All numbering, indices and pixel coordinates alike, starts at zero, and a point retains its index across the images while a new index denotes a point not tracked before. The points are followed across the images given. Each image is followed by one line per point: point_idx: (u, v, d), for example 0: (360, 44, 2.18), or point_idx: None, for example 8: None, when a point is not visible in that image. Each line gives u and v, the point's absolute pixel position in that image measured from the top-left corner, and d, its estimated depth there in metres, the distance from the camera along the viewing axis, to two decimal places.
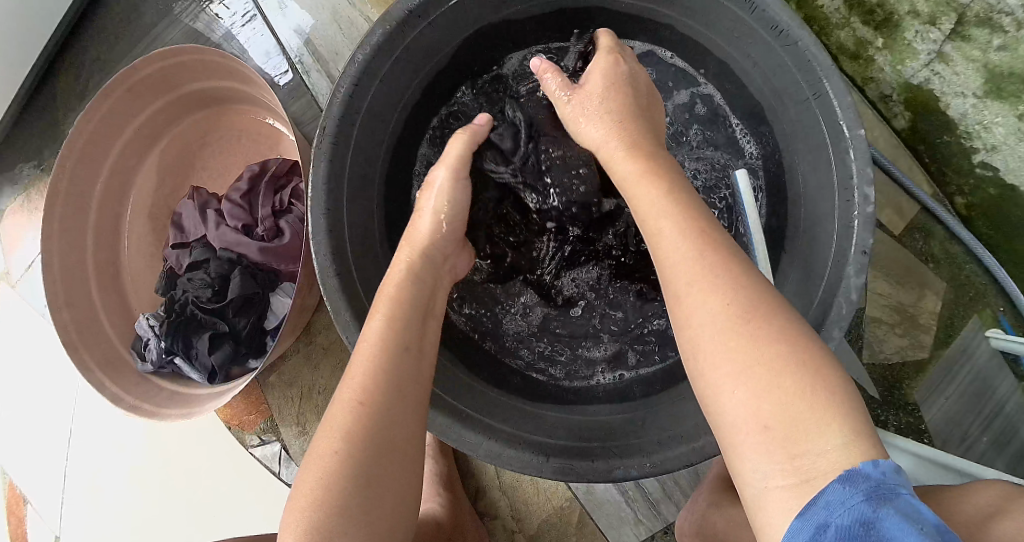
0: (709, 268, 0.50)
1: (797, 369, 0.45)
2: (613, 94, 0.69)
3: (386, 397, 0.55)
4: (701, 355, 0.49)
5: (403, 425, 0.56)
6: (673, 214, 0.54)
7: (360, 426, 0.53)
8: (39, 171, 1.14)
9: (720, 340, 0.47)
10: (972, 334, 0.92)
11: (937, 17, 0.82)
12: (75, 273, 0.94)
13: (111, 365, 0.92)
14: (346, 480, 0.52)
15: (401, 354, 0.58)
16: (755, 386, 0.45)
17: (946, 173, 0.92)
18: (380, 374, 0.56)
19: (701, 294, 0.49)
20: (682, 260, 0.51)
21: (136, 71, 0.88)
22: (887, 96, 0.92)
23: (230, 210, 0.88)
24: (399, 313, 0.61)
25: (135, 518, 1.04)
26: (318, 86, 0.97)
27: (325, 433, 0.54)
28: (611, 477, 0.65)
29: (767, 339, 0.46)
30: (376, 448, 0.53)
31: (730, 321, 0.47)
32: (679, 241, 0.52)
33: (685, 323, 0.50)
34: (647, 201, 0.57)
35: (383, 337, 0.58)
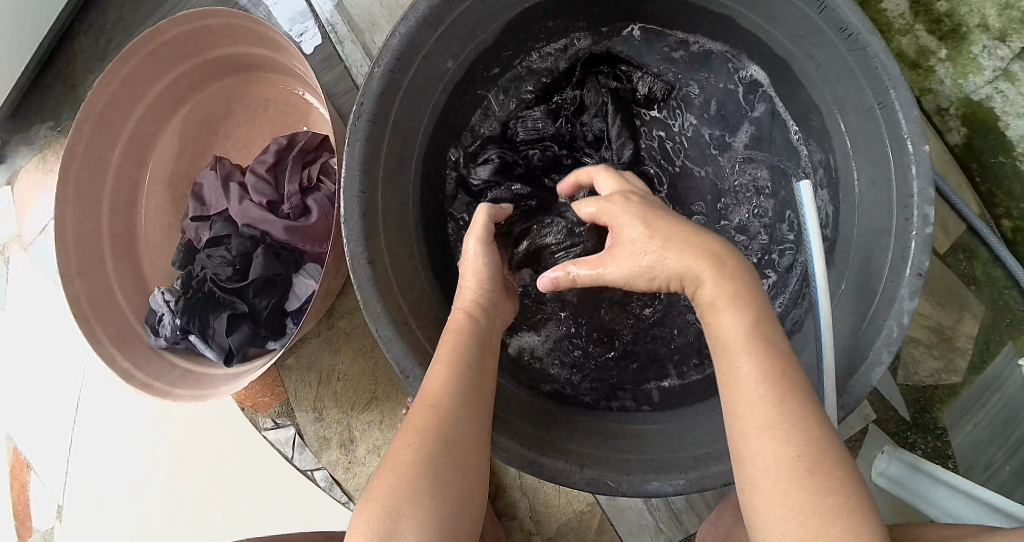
0: (785, 414, 0.46)
1: (845, 520, 0.42)
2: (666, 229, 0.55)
3: (459, 400, 0.56)
4: (752, 489, 0.46)
5: (472, 434, 0.55)
6: (752, 348, 0.49)
7: (433, 420, 0.54)
8: (55, 133, 1.10)
9: (776, 486, 0.45)
10: (1006, 361, 0.90)
11: (1008, 33, 0.79)
12: (88, 241, 0.91)
13: (124, 339, 0.89)
14: (417, 469, 0.51)
15: (471, 362, 0.59)
16: (806, 535, 0.43)
17: (996, 195, 0.89)
18: (450, 378, 0.57)
19: (766, 438, 0.46)
20: (755, 402, 0.47)
21: (161, 34, 0.84)
22: (943, 109, 0.89)
23: (254, 183, 0.82)
24: (465, 334, 0.62)
25: (140, 493, 1.02)
26: (352, 59, 0.92)
27: (401, 434, 0.54)
28: (642, 490, 0.64)
29: (824, 490, 0.44)
30: (447, 443, 0.53)
31: (792, 471, 0.45)
32: (755, 387, 0.48)
33: (745, 455, 0.47)
34: (730, 328, 0.51)
35: (456, 349, 0.60)
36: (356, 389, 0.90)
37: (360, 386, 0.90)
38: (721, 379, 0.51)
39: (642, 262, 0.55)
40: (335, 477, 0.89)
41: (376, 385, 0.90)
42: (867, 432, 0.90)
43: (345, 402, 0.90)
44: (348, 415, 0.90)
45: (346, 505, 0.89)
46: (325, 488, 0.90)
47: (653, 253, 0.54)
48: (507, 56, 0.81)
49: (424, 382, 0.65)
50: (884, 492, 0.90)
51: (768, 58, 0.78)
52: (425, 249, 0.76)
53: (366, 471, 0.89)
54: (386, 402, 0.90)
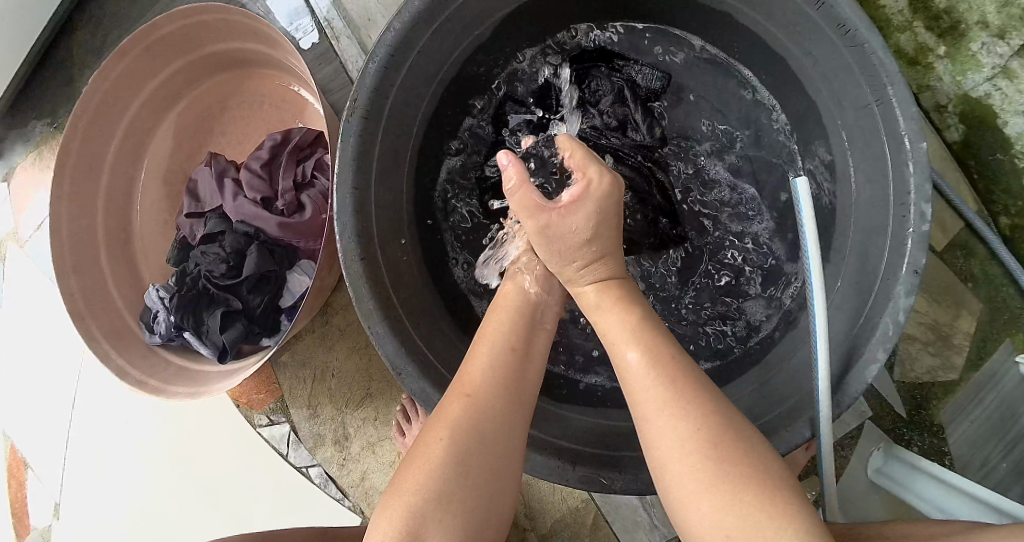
0: (679, 394, 0.51)
1: (757, 487, 0.46)
2: (603, 230, 0.63)
3: (496, 397, 0.55)
4: (665, 472, 0.50)
5: (510, 426, 0.55)
6: (636, 340, 0.56)
7: (468, 416, 0.53)
8: (52, 129, 1.10)
9: (683, 461, 0.49)
10: (1002, 358, 0.90)
11: (1008, 30, 0.79)
12: (84, 238, 0.90)
13: (120, 336, 0.89)
14: (448, 465, 0.51)
15: (511, 359, 0.59)
16: (718, 502, 0.46)
17: (994, 192, 0.89)
18: (488, 374, 0.56)
19: (668, 414, 0.51)
20: (648, 386, 0.53)
21: (156, 30, 0.84)
22: (942, 106, 0.88)
23: (249, 180, 0.82)
24: (505, 328, 0.61)
25: (138, 489, 1.02)
26: (347, 54, 0.92)
27: (434, 419, 0.54)
28: (635, 488, 0.63)
29: (729, 461, 0.47)
30: (481, 440, 0.52)
31: (697, 445, 0.49)
32: (646, 367, 0.54)
33: (650, 439, 0.51)
34: (615, 326, 0.59)
35: (496, 345, 0.59)
36: (351, 385, 0.90)
37: (354, 383, 0.90)
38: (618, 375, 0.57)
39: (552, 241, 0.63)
40: (330, 474, 0.90)
41: (370, 382, 0.90)
42: (862, 429, 0.91)
43: (339, 398, 0.90)
44: (343, 412, 0.90)
45: (341, 502, 0.89)
46: (320, 485, 0.90)
47: (563, 246, 0.63)
48: (500, 57, 0.81)
49: (418, 380, 0.65)
50: (879, 489, 0.90)
51: (765, 54, 0.77)
52: (419, 245, 0.76)
53: (361, 467, 0.89)
54: (380, 398, 0.90)
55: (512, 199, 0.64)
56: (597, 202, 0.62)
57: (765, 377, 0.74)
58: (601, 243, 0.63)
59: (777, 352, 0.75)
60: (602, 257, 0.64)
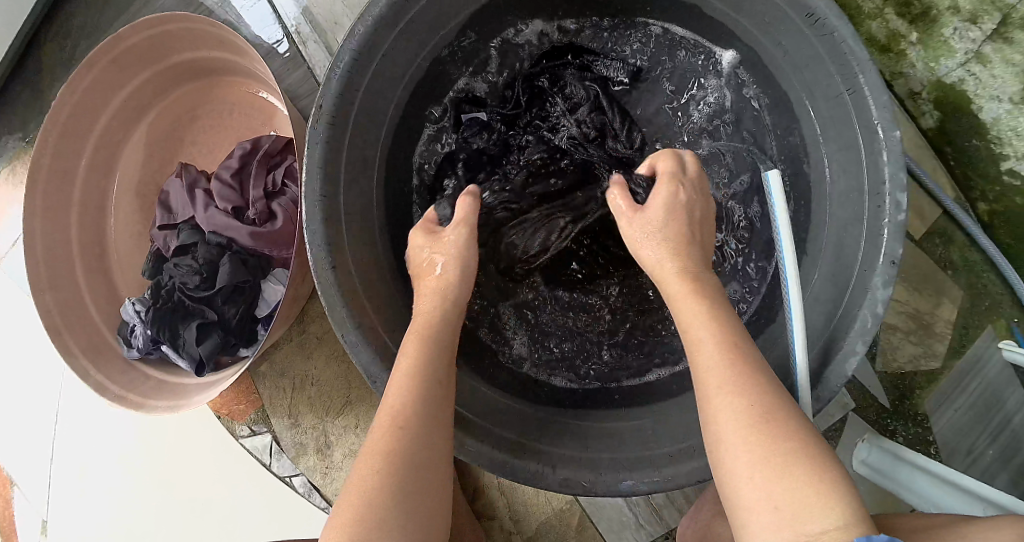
0: (739, 373, 0.51)
1: (807, 462, 0.45)
2: (679, 224, 0.62)
3: (424, 421, 0.54)
4: (722, 447, 0.49)
5: (437, 453, 0.54)
6: (705, 319, 0.55)
7: (398, 446, 0.52)
8: (24, 143, 1.08)
9: (737, 435, 0.48)
10: (985, 344, 0.90)
11: (980, 15, 0.78)
12: (58, 254, 0.89)
13: (97, 350, 0.88)
14: (385, 502, 0.49)
15: (433, 378, 0.57)
16: (769, 473, 0.46)
17: (971, 177, 0.89)
18: (410, 398, 0.55)
19: (725, 390, 0.50)
20: (712, 363, 0.52)
21: (122, 40, 0.83)
22: (916, 93, 0.88)
23: (219, 190, 0.81)
24: (424, 345, 0.60)
25: (124, 504, 1.01)
26: (315, 58, 0.91)
27: (365, 455, 0.52)
28: (616, 489, 0.63)
29: (778, 437, 0.47)
30: (412, 468, 0.52)
31: (750, 421, 0.48)
32: (713, 345, 0.53)
33: (709, 415, 0.51)
34: (688, 304, 0.57)
35: (414, 364, 0.58)
36: (331, 393, 0.89)
37: (334, 391, 0.89)
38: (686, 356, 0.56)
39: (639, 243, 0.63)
40: (314, 483, 0.89)
41: (350, 390, 0.89)
42: (846, 421, 0.90)
43: (320, 407, 0.89)
44: (324, 421, 0.89)
45: (326, 510, 0.89)
46: (305, 494, 0.89)
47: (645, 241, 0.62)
48: (468, 53, 0.79)
49: None
50: (866, 480, 0.90)
51: (735, 47, 0.77)
52: (392, 251, 0.75)
53: (344, 476, 0.89)
54: (360, 406, 0.89)
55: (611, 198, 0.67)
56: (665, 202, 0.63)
57: None
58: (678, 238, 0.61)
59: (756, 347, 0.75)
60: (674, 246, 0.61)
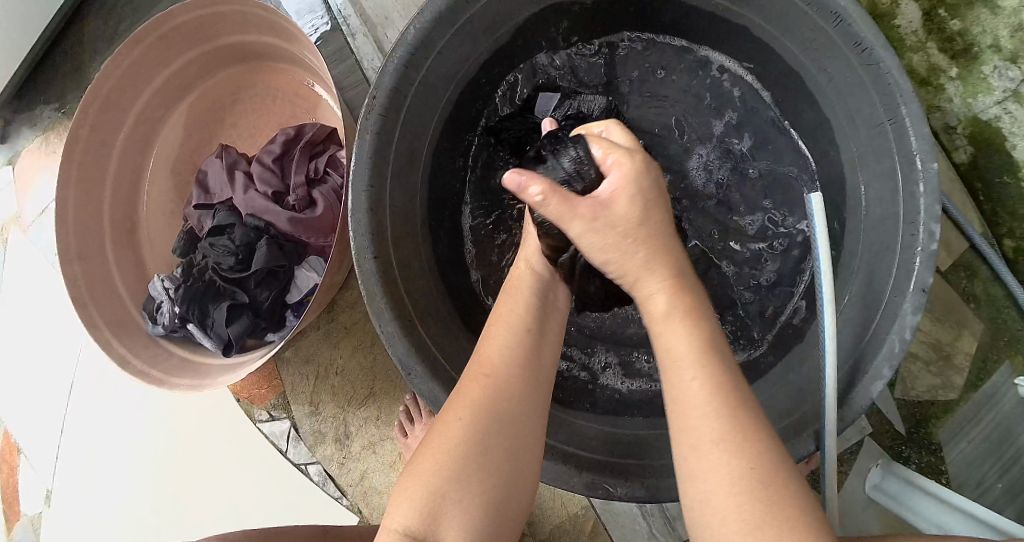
0: (739, 438, 0.46)
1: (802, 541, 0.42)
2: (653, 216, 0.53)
3: (512, 379, 0.55)
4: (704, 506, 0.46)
5: (527, 411, 0.54)
6: (701, 364, 0.49)
7: (490, 394, 0.53)
8: (59, 114, 1.09)
9: (731, 503, 0.44)
10: (1002, 379, 0.91)
11: (1019, 55, 0.79)
12: (89, 225, 0.90)
13: (122, 325, 0.88)
14: (470, 447, 0.51)
15: (533, 337, 0.58)
16: None
17: (999, 214, 0.90)
18: (506, 353, 0.56)
19: (713, 447, 0.46)
20: (702, 412, 0.47)
21: (171, 19, 0.83)
22: (951, 127, 0.89)
23: (260, 173, 0.82)
24: (530, 304, 0.60)
25: (133, 481, 1.01)
26: (363, 52, 0.91)
27: (455, 400, 0.54)
28: (642, 496, 0.63)
29: (779, 516, 0.43)
30: (502, 419, 0.53)
31: (745, 490, 0.44)
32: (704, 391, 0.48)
33: (695, 470, 0.47)
34: (680, 341, 0.50)
35: (513, 321, 0.59)
36: (354, 384, 0.89)
37: (357, 382, 0.89)
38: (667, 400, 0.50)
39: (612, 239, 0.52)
40: (329, 472, 0.89)
41: (373, 381, 0.89)
42: (863, 444, 0.92)
43: (342, 396, 0.89)
44: (345, 410, 0.89)
45: (339, 500, 0.89)
46: (319, 483, 0.90)
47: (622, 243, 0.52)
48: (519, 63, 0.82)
49: (427, 381, 0.64)
50: (876, 505, 0.90)
51: (782, 69, 0.78)
52: (429, 246, 0.76)
53: (361, 466, 0.89)
54: (383, 398, 0.90)
55: (547, 210, 0.52)
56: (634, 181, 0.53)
57: (770, 391, 0.74)
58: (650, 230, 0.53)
59: (782, 366, 0.76)
60: (656, 255, 0.53)
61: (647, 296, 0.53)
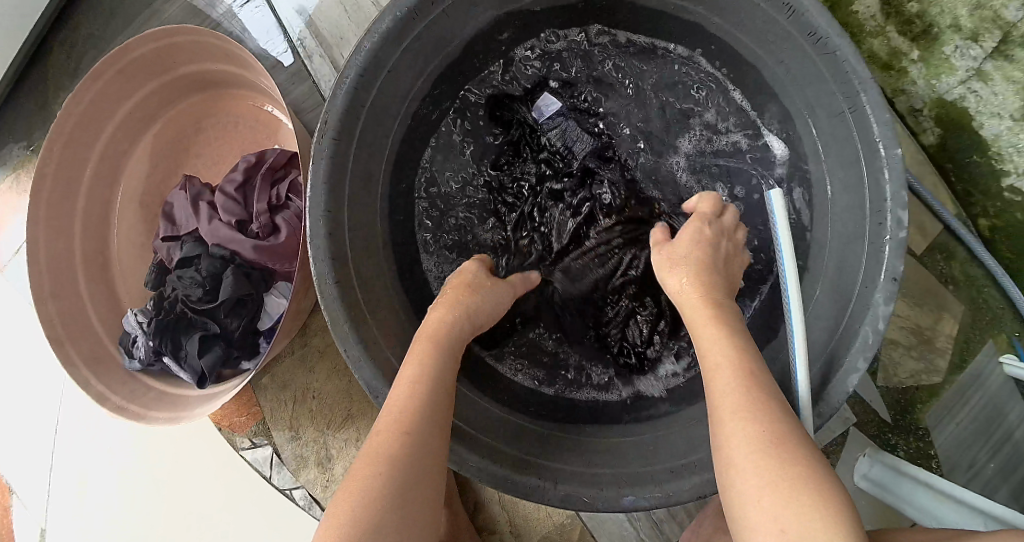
0: (751, 402, 0.52)
1: (814, 488, 0.46)
2: (706, 254, 0.65)
3: (427, 427, 0.55)
4: (731, 473, 0.50)
5: (438, 458, 0.55)
6: (727, 351, 0.56)
7: (401, 453, 0.53)
8: (29, 152, 1.08)
9: (752, 460, 0.49)
10: (985, 359, 0.90)
11: (980, 33, 0.77)
12: (61, 262, 0.89)
13: (99, 361, 0.86)
14: (387, 501, 0.50)
15: (440, 393, 0.59)
16: (777, 500, 0.46)
17: (972, 193, 0.89)
18: (414, 410, 0.56)
19: (739, 415, 0.51)
20: (729, 388, 0.53)
21: (129, 52, 0.83)
22: (917, 109, 0.88)
23: (223, 203, 0.81)
24: (436, 360, 0.61)
25: (125, 515, 1.01)
26: (319, 72, 0.91)
27: (365, 455, 0.53)
28: (619, 505, 0.63)
29: (792, 458, 0.48)
30: (414, 471, 0.52)
31: (761, 447, 0.49)
32: (732, 369, 0.54)
33: (722, 441, 0.52)
34: (709, 342, 0.58)
35: (420, 378, 0.58)
36: (332, 407, 0.89)
37: (335, 404, 0.89)
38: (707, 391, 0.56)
39: (672, 260, 0.65)
40: (314, 496, 0.89)
41: (350, 402, 0.89)
42: (847, 436, 0.90)
43: (321, 419, 0.89)
44: (325, 433, 0.89)
45: None
46: (305, 507, 0.89)
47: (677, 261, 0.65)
48: (475, 65, 0.81)
49: None
50: (867, 494, 0.89)
51: (740, 65, 0.78)
52: (393, 264, 0.76)
53: None
54: (361, 419, 0.89)
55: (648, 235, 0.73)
56: (695, 234, 0.66)
57: None
58: (705, 260, 0.64)
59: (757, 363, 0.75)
60: (700, 271, 0.63)
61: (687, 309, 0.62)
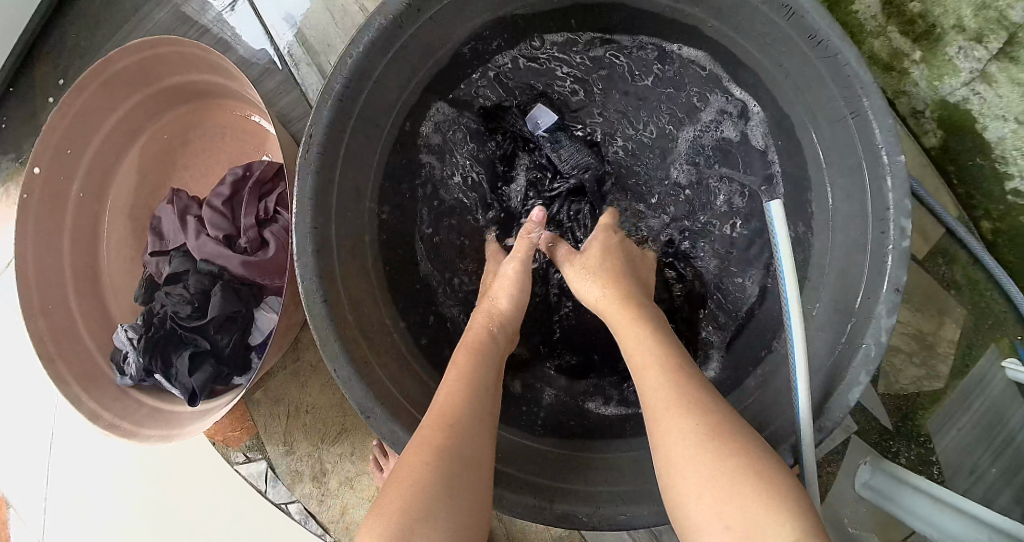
0: (685, 392, 0.52)
1: (755, 480, 0.45)
2: (613, 259, 0.69)
3: (471, 422, 0.56)
4: (670, 470, 0.49)
5: (483, 454, 0.55)
6: (649, 347, 0.57)
7: (448, 444, 0.53)
8: (17, 164, 1.07)
9: (688, 456, 0.48)
10: (988, 364, 0.89)
11: (985, 34, 0.74)
12: (50, 276, 0.87)
13: (91, 378, 0.85)
14: (436, 485, 0.49)
15: (483, 398, 0.59)
16: (718, 494, 0.45)
17: (975, 196, 0.87)
18: (458, 413, 0.56)
19: (673, 411, 0.51)
20: (657, 388, 0.53)
21: (111, 64, 0.81)
22: (919, 111, 0.86)
23: (211, 218, 0.80)
24: (477, 368, 0.62)
25: (122, 530, 1.00)
26: (308, 81, 0.90)
27: (413, 447, 0.53)
28: (614, 523, 0.62)
29: (731, 452, 0.47)
30: (462, 463, 0.52)
31: (696, 439, 0.48)
32: (659, 369, 0.54)
33: (658, 435, 0.51)
34: (630, 339, 0.59)
35: (461, 385, 0.59)
36: (326, 421, 0.88)
37: (329, 418, 0.88)
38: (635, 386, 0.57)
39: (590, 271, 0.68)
40: (309, 509, 0.88)
41: (344, 417, 0.88)
42: (849, 444, 0.90)
43: (315, 435, 0.88)
44: (319, 448, 0.88)
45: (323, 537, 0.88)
46: (300, 521, 0.88)
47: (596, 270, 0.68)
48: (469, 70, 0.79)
49: (387, 422, 0.63)
50: (867, 502, 0.88)
51: (737, 69, 0.76)
52: (384, 278, 0.75)
53: (340, 503, 0.88)
54: (354, 435, 0.88)
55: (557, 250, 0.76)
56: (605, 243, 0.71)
57: (743, 401, 0.73)
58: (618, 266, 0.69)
59: (756, 375, 0.74)
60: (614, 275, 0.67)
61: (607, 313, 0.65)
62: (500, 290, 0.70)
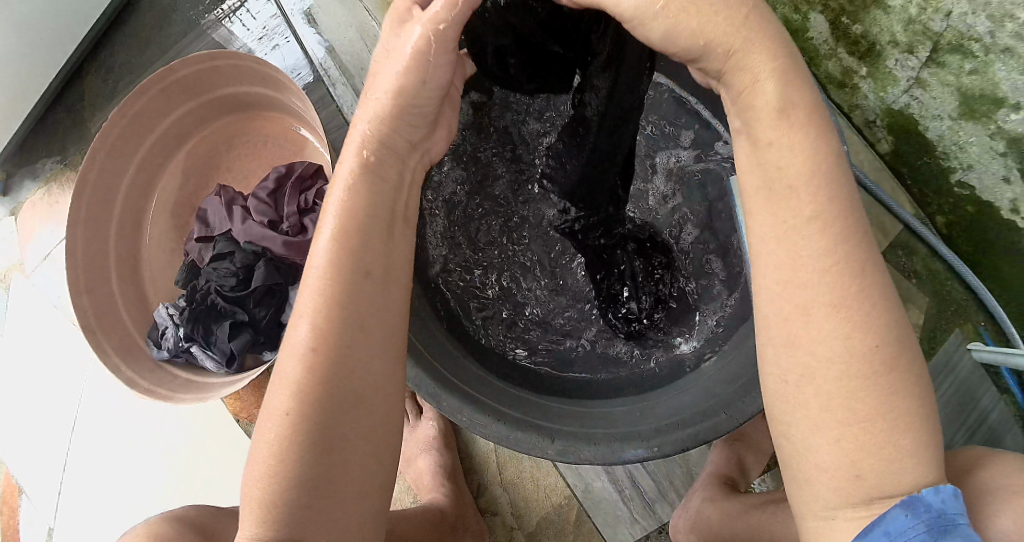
0: (863, 295, 0.41)
1: (906, 427, 0.41)
2: None
3: (348, 340, 0.42)
4: (797, 385, 0.43)
5: (373, 375, 0.43)
6: (821, 196, 0.42)
7: (320, 380, 0.41)
8: (61, 165, 1.18)
9: (842, 385, 0.41)
10: (953, 347, 0.97)
11: (915, 46, 0.85)
12: (97, 260, 0.96)
13: (128, 350, 0.93)
14: (309, 442, 0.41)
15: (366, 300, 0.43)
16: (865, 438, 0.41)
17: (927, 194, 0.98)
18: (329, 353, 0.41)
19: (827, 315, 0.41)
20: (820, 269, 0.42)
21: (172, 73, 0.94)
22: (872, 121, 0.98)
23: (257, 206, 0.90)
24: (349, 242, 0.44)
25: (133, 509, 1.04)
26: (344, 101, 1.03)
27: (277, 384, 0.42)
28: (616, 458, 0.67)
29: (899, 395, 0.41)
30: (340, 402, 0.42)
31: (867, 373, 0.41)
32: (819, 229, 0.42)
33: (805, 339, 0.42)
34: (795, 158, 0.43)
35: (329, 292, 0.42)
36: None
37: None
38: (772, 220, 0.44)
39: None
40: None
41: None
42: None
43: None
44: None
45: None
46: None
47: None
48: None
49: None
50: None
51: None
52: None
53: None
54: None
55: None
56: None
57: None
58: None
59: None
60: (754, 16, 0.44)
61: (754, 83, 0.45)
62: (384, 78, 0.46)
